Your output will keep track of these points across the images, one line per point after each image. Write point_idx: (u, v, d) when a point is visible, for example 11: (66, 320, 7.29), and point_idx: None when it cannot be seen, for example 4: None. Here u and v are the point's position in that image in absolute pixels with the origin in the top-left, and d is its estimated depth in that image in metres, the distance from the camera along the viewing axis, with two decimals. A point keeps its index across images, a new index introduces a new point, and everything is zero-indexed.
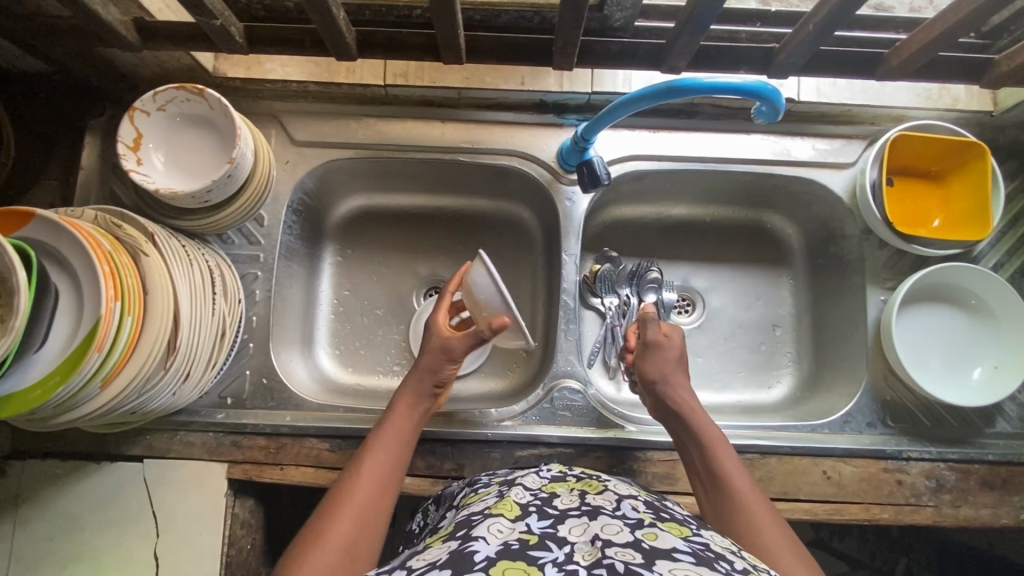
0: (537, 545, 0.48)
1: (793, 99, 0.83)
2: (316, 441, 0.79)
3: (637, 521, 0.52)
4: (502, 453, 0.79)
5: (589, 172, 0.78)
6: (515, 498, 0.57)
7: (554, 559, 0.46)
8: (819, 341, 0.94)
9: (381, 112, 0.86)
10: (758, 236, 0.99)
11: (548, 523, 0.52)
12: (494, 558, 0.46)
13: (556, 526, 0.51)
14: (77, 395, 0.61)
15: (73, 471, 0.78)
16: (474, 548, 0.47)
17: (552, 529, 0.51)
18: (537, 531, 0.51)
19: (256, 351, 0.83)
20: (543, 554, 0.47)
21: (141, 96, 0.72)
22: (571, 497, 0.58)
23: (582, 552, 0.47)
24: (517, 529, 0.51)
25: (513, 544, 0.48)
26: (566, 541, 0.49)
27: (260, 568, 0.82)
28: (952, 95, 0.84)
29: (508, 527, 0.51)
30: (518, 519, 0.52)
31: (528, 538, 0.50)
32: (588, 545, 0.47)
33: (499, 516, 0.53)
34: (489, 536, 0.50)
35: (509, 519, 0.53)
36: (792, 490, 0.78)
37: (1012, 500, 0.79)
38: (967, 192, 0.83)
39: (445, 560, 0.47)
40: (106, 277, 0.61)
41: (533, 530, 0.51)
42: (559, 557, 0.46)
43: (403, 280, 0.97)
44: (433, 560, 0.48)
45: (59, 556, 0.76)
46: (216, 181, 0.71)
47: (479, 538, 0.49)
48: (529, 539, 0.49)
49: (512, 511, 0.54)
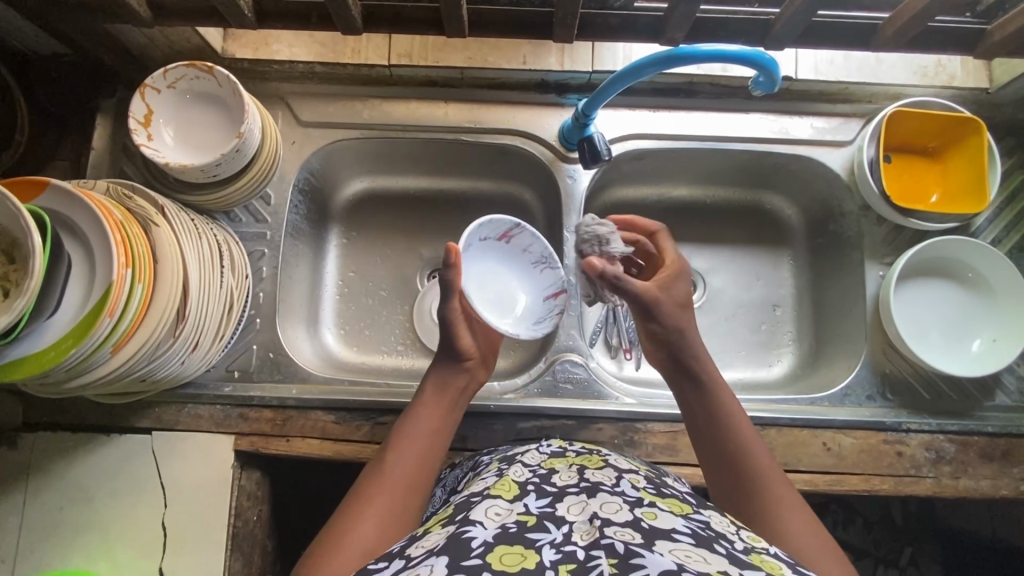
0: (535, 528, 0.48)
1: (791, 76, 0.84)
2: (322, 413, 0.81)
3: (636, 499, 0.51)
4: (505, 425, 0.80)
5: (590, 148, 0.80)
6: (514, 477, 0.56)
7: (551, 540, 0.46)
8: (820, 320, 0.94)
9: (385, 93, 0.88)
10: (758, 217, 1.00)
11: (547, 502, 0.52)
12: (491, 543, 0.46)
13: (555, 506, 0.51)
14: (89, 359, 0.63)
15: (84, 443, 0.79)
16: (471, 534, 0.47)
17: (551, 509, 0.51)
18: (536, 509, 0.51)
19: (262, 327, 0.84)
20: (541, 535, 0.47)
21: (152, 73, 0.74)
22: (571, 472, 0.57)
23: (580, 534, 0.47)
24: (516, 510, 0.51)
25: (510, 528, 0.48)
26: (565, 521, 0.49)
27: (266, 541, 0.83)
28: (948, 72, 0.85)
29: (506, 509, 0.51)
30: (515, 500, 0.52)
31: (527, 519, 0.49)
32: (586, 526, 0.48)
33: (498, 497, 0.53)
34: (487, 519, 0.49)
35: (508, 500, 0.52)
36: (792, 461, 0.78)
37: (1011, 471, 0.79)
38: (963, 167, 0.84)
39: (442, 546, 0.47)
40: (118, 244, 0.63)
41: (532, 510, 0.51)
42: (557, 538, 0.47)
43: (408, 261, 0.99)
44: (431, 546, 0.48)
45: (70, 526, 0.78)
46: (224, 156, 0.73)
47: (477, 522, 0.49)
48: (528, 520, 0.49)
49: (510, 491, 0.54)
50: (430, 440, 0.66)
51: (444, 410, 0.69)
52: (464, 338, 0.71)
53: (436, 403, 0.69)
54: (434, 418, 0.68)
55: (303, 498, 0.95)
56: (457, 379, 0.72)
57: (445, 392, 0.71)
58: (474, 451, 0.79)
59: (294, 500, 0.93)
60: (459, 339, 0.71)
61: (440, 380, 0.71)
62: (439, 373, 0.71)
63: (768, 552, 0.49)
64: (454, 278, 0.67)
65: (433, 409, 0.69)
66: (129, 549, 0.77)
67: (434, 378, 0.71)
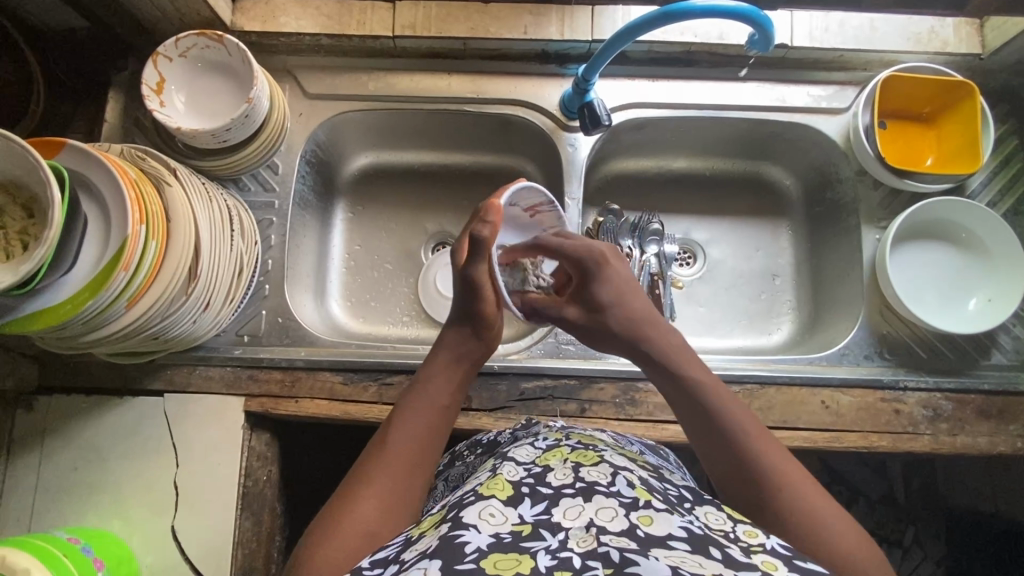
0: (529, 537, 0.48)
1: (786, 44, 0.86)
2: (329, 374, 0.82)
3: (632, 500, 0.51)
4: (509, 385, 0.82)
5: (590, 113, 0.82)
6: (508, 476, 0.55)
7: (546, 547, 0.47)
8: (818, 287, 0.96)
9: (390, 65, 0.91)
10: (757, 188, 1.02)
11: (542, 509, 0.51)
12: (485, 551, 0.46)
13: (551, 512, 0.51)
14: (104, 311, 0.64)
15: (98, 405, 0.81)
16: (464, 539, 0.47)
17: (546, 515, 0.50)
18: (531, 518, 0.50)
19: (271, 293, 0.86)
20: (536, 543, 0.48)
21: (164, 43, 0.77)
22: (566, 469, 0.56)
23: (577, 540, 0.47)
24: (511, 518, 0.50)
25: (505, 537, 0.48)
26: (561, 528, 0.49)
27: (275, 503, 0.84)
28: (941, 39, 0.86)
29: (501, 513, 0.51)
30: (509, 505, 0.51)
31: (521, 528, 0.49)
32: (582, 533, 0.48)
33: (492, 498, 0.52)
34: (483, 522, 0.49)
35: (502, 502, 0.52)
36: (791, 419, 0.80)
37: (1008, 428, 0.80)
38: (957, 132, 0.85)
39: (434, 548, 0.47)
40: (133, 202, 0.64)
41: (527, 518, 0.50)
42: (552, 545, 0.47)
43: (412, 234, 1.01)
44: (425, 549, 0.48)
45: (84, 485, 0.79)
46: (234, 121, 0.75)
47: (471, 526, 0.48)
48: (522, 529, 0.49)
49: (504, 492, 0.53)
50: (437, 417, 0.65)
51: (454, 385, 0.68)
52: (492, 306, 0.69)
53: (447, 375, 0.68)
54: (444, 393, 0.67)
55: (310, 467, 0.97)
56: (469, 352, 0.70)
57: (456, 366, 0.69)
58: (478, 410, 0.81)
59: (301, 468, 0.94)
60: (486, 306, 0.69)
61: (452, 353, 0.70)
62: (450, 347, 0.70)
63: (765, 548, 0.48)
64: (489, 237, 0.65)
65: (443, 382, 0.67)
66: (142, 507, 0.79)
67: (446, 351, 0.70)
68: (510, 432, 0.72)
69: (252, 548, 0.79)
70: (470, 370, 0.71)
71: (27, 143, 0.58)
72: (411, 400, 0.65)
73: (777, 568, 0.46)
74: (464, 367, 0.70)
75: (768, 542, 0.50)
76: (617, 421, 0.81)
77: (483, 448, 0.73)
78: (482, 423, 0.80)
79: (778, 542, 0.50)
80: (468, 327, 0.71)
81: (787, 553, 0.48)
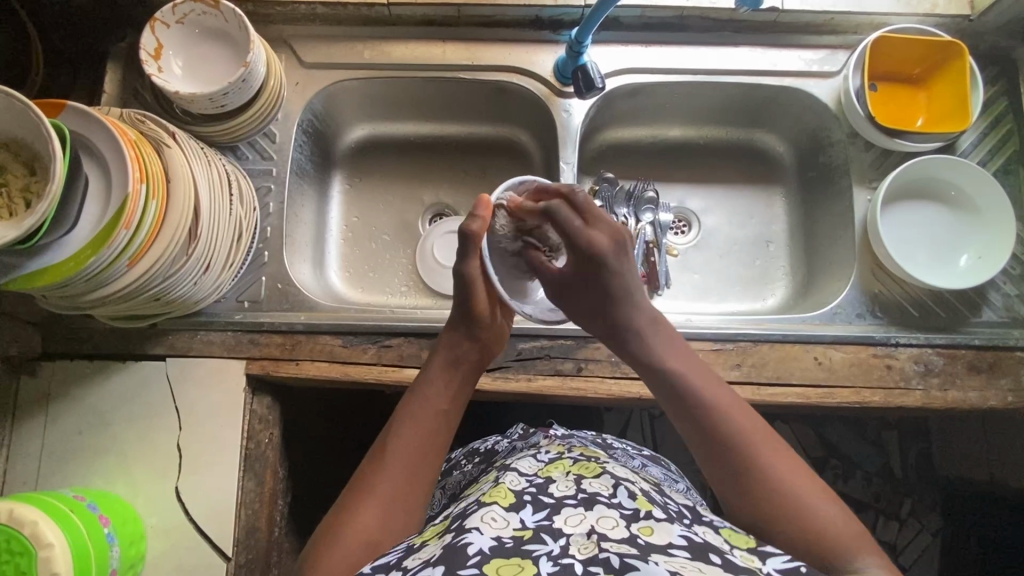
0: (531, 540, 0.50)
1: (777, 7, 0.87)
2: (329, 338, 0.84)
3: (633, 512, 0.54)
4: (506, 345, 0.83)
5: (584, 77, 0.83)
6: (510, 486, 0.58)
7: (548, 552, 0.49)
8: (811, 252, 0.97)
9: (385, 34, 0.91)
10: (750, 156, 1.03)
11: (543, 516, 0.53)
12: (488, 555, 0.48)
13: (552, 518, 0.53)
14: (107, 269, 0.65)
15: (102, 369, 0.83)
16: (468, 541, 0.50)
17: (548, 521, 0.52)
18: (532, 522, 0.53)
19: (271, 260, 0.87)
20: (538, 547, 0.49)
21: (162, 9, 0.79)
22: (568, 481, 0.59)
23: (577, 546, 0.49)
24: (512, 524, 0.52)
25: (507, 542, 0.50)
26: (562, 533, 0.51)
27: (277, 465, 0.85)
28: (930, 2, 0.88)
29: (503, 518, 0.53)
30: (511, 510, 0.54)
31: (523, 533, 0.51)
32: (584, 540, 0.50)
33: (494, 504, 0.55)
34: (484, 525, 0.52)
35: (504, 507, 0.54)
36: (784, 375, 0.81)
37: (999, 382, 0.81)
38: (947, 92, 0.87)
39: (438, 556, 0.49)
40: (133, 161, 0.65)
41: (528, 524, 0.52)
42: (554, 551, 0.49)
43: (409, 206, 1.01)
44: (427, 557, 0.50)
45: (88, 449, 0.81)
46: (232, 85, 0.77)
47: (473, 529, 0.51)
48: (524, 534, 0.51)
49: (507, 499, 0.55)
50: (436, 422, 0.65)
51: (453, 388, 0.68)
52: (483, 303, 0.70)
53: (444, 380, 0.68)
54: (443, 397, 0.67)
55: (310, 435, 0.98)
56: (466, 353, 0.70)
57: (453, 369, 0.69)
58: (476, 371, 0.82)
59: (302, 436, 0.95)
60: (477, 303, 0.69)
61: (450, 355, 0.70)
62: (448, 350, 0.70)
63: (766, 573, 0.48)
64: (479, 231, 0.67)
65: (441, 388, 0.67)
66: (147, 469, 0.80)
67: (442, 354, 0.70)
68: (507, 442, 0.79)
69: (256, 508, 0.80)
70: (468, 373, 0.70)
71: (30, 100, 0.59)
72: (409, 409, 0.65)
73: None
74: (462, 370, 0.70)
75: (766, 570, 0.49)
76: (612, 379, 0.82)
77: (481, 456, 0.80)
78: (480, 384, 0.81)
79: (776, 567, 0.49)
80: (464, 327, 0.70)
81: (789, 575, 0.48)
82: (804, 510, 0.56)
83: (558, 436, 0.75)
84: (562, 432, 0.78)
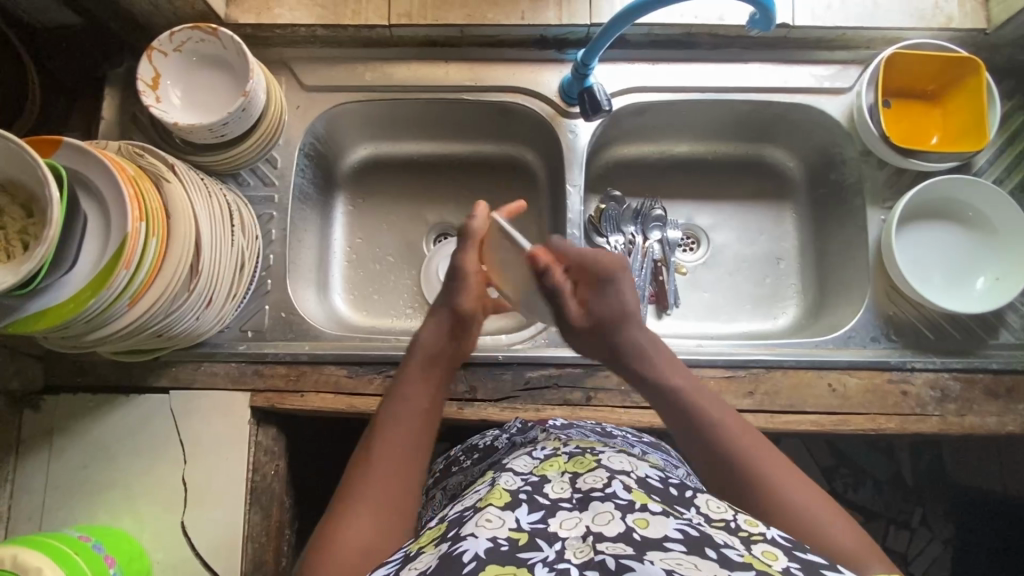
0: (526, 546, 0.48)
1: (788, 24, 0.85)
2: (334, 368, 0.83)
3: (628, 503, 0.51)
4: (514, 374, 0.82)
5: (590, 99, 0.81)
6: (506, 486, 0.56)
7: (543, 558, 0.47)
8: (823, 269, 0.95)
9: (386, 55, 0.90)
10: (759, 170, 1.01)
11: (539, 517, 0.51)
12: (484, 560, 0.46)
13: (547, 521, 0.50)
14: (107, 310, 0.64)
15: (106, 403, 0.82)
16: (463, 548, 0.47)
17: (542, 525, 0.50)
18: (527, 525, 0.50)
19: (274, 288, 0.85)
20: (533, 554, 0.47)
21: (159, 37, 0.77)
22: (563, 481, 0.56)
23: (574, 550, 0.47)
24: (508, 523, 0.50)
25: (502, 544, 0.48)
26: (557, 538, 0.49)
27: (284, 495, 0.84)
28: (946, 14, 0.86)
29: (498, 518, 0.51)
30: (507, 509, 0.52)
31: (518, 536, 0.49)
32: (580, 543, 0.48)
33: (488, 507, 0.52)
34: (479, 528, 0.49)
35: (499, 508, 0.52)
36: (798, 403, 0.80)
37: (1017, 407, 0.79)
38: (963, 109, 0.85)
39: (434, 567, 0.47)
40: (132, 199, 0.63)
41: (524, 525, 0.50)
42: (549, 556, 0.47)
43: (414, 227, 1.00)
44: (422, 568, 0.48)
45: (91, 483, 0.80)
46: (231, 115, 0.75)
47: (469, 535, 0.49)
48: (518, 538, 0.49)
49: (501, 500, 0.53)
50: (419, 420, 0.63)
51: (434, 385, 0.67)
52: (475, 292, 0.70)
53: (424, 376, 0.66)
54: (425, 394, 0.65)
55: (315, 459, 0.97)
56: (447, 349, 0.69)
57: (433, 365, 0.68)
58: (484, 401, 0.81)
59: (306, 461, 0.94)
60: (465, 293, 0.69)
61: (430, 350, 0.68)
62: (429, 345, 0.68)
63: (767, 536, 0.49)
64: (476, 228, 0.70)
65: (422, 385, 0.66)
66: (152, 504, 0.79)
67: (419, 351, 0.68)
68: (506, 437, 0.75)
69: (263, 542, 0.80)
70: (448, 368, 0.69)
71: (25, 142, 0.57)
72: (390, 407, 0.64)
73: (777, 557, 0.46)
74: (442, 365, 0.68)
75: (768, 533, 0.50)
76: (622, 408, 0.81)
77: (479, 453, 0.76)
78: (488, 414, 0.80)
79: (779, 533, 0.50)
80: (446, 322, 0.69)
81: (787, 544, 0.48)
82: (808, 511, 0.54)
83: (557, 428, 0.73)
84: (562, 422, 0.75)
